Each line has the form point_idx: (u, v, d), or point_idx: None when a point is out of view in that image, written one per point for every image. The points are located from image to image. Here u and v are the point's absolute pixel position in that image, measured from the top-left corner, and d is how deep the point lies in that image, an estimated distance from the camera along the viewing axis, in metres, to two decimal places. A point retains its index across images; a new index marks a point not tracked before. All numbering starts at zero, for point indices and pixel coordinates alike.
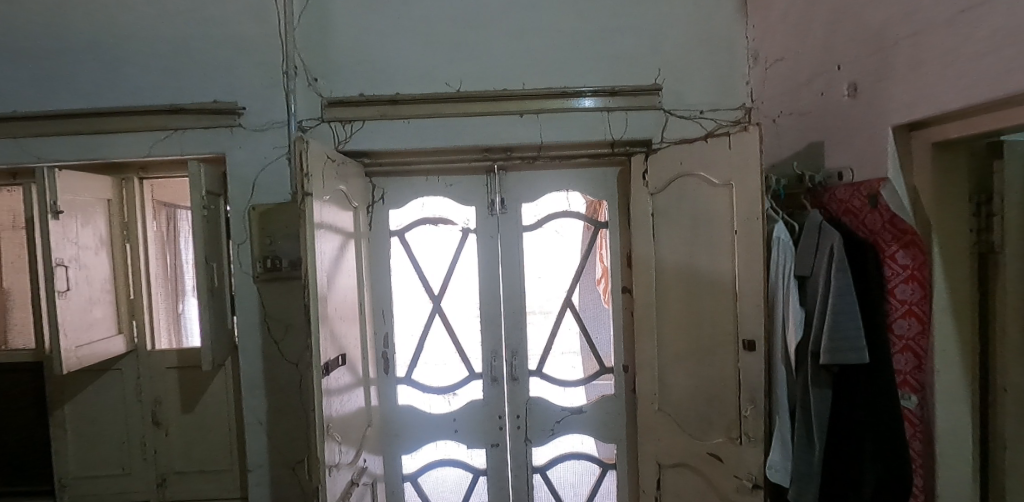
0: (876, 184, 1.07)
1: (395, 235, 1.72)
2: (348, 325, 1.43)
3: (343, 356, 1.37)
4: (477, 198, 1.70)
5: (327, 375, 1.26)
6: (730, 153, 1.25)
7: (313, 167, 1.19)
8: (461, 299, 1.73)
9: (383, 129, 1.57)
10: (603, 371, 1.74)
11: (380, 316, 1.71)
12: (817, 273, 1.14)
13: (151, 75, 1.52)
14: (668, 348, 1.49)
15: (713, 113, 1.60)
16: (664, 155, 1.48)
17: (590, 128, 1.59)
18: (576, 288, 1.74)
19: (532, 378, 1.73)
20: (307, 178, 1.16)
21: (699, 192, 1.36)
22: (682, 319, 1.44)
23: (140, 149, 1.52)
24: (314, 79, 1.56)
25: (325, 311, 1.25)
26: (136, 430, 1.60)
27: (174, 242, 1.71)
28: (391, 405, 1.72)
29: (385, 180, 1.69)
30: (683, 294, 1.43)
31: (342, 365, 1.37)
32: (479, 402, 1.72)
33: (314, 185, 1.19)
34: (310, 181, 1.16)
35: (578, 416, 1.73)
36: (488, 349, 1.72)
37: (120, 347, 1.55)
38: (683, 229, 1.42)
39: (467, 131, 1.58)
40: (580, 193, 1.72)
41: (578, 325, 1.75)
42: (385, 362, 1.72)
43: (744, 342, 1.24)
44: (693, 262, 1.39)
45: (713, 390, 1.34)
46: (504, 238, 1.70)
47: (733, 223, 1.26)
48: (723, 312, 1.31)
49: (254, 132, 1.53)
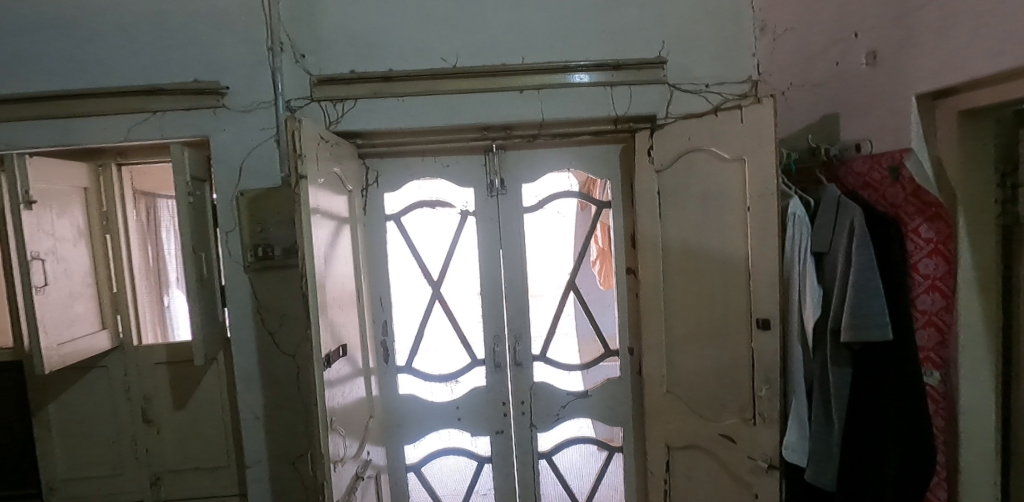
0: (899, 155, 1.04)
1: (391, 219, 1.65)
2: (345, 316, 1.37)
3: (343, 347, 1.32)
4: (476, 179, 1.64)
5: (328, 367, 1.21)
6: (742, 127, 1.20)
7: (307, 148, 1.11)
8: (461, 284, 1.68)
9: (376, 107, 1.48)
10: (608, 354, 1.70)
11: (379, 304, 1.65)
12: (836, 250, 1.11)
13: (125, 53, 1.42)
14: (677, 329, 1.45)
15: (720, 87, 1.53)
16: (672, 131, 1.42)
17: (592, 104, 1.53)
18: (580, 271, 1.70)
19: (536, 363, 1.69)
20: (301, 160, 1.08)
21: (710, 169, 1.31)
22: (691, 300, 1.40)
23: (117, 134, 1.42)
24: (302, 56, 1.46)
25: (323, 301, 1.19)
26: (127, 428, 1.54)
27: (155, 234, 1.64)
28: (392, 395, 1.66)
29: (379, 162, 1.61)
30: (692, 273, 1.39)
31: (342, 356, 1.32)
32: (482, 389, 1.68)
33: (308, 167, 1.11)
34: (304, 163, 1.09)
35: (583, 400, 1.69)
36: (490, 335, 1.67)
37: (105, 343, 1.47)
38: (692, 207, 1.38)
39: (465, 109, 1.51)
40: (572, 172, 1.66)
41: (582, 307, 1.70)
42: (385, 351, 1.65)
43: (758, 320, 1.20)
44: (703, 241, 1.35)
45: (725, 371, 1.32)
46: (505, 220, 1.64)
47: (746, 200, 1.22)
48: (736, 292, 1.27)
49: (239, 113, 1.44)
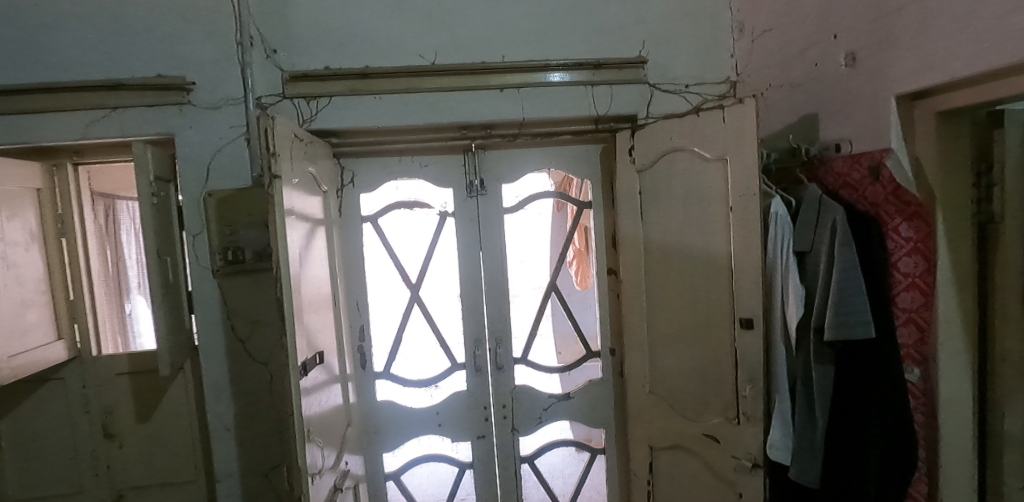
0: (880, 155, 1.05)
1: (367, 221, 1.60)
2: (320, 322, 1.32)
3: (319, 354, 1.27)
4: (455, 179, 1.60)
5: (304, 376, 1.16)
6: (725, 126, 1.20)
7: (279, 147, 1.04)
8: (441, 287, 1.64)
9: (353, 105, 1.44)
10: (590, 355, 1.69)
11: (355, 308, 1.59)
12: (819, 249, 1.12)
13: (82, 45, 1.33)
14: (659, 329, 1.44)
15: (699, 87, 1.53)
16: (653, 130, 1.41)
17: (574, 103, 1.51)
18: (561, 272, 1.68)
19: (518, 366, 1.66)
20: (274, 160, 1.01)
21: (692, 168, 1.30)
22: (674, 300, 1.39)
23: (73, 131, 1.34)
24: (273, 51, 1.41)
25: (298, 306, 1.13)
26: (84, 444, 1.44)
27: (114, 236, 1.61)
28: (370, 402, 1.61)
29: (355, 161, 1.56)
30: (675, 273, 1.38)
31: (320, 364, 1.28)
32: (464, 394, 1.64)
33: (282, 167, 1.05)
34: (278, 163, 1.02)
35: (566, 402, 1.66)
36: (471, 338, 1.63)
37: (61, 353, 1.38)
38: (674, 206, 1.37)
39: (444, 107, 1.47)
40: (547, 172, 1.64)
41: (563, 308, 1.69)
42: (363, 359, 1.60)
43: (741, 320, 1.20)
44: (686, 241, 1.34)
45: (708, 371, 1.31)
46: (485, 220, 1.61)
47: (728, 199, 1.21)
48: (719, 292, 1.27)
49: (206, 110, 1.38)
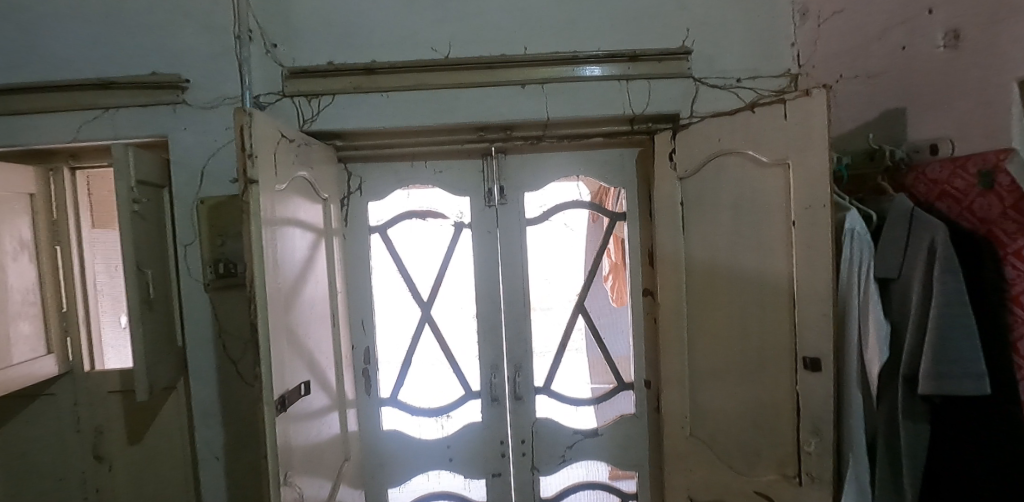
0: (997, 157, 0.84)
1: (376, 231, 1.46)
2: (313, 348, 1.18)
3: (304, 384, 1.10)
4: (472, 186, 1.45)
5: (286, 411, 1.00)
6: (789, 125, 1.00)
7: (260, 147, 0.92)
8: (455, 306, 1.49)
9: (357, 103, 1.30)
10: (622, 387, 1.50)
11: (360, 327, 1.46)
12: (909, 276, 0.92)
13: (76, 41, 1.25)
14: (703, 363, 1.25)
15: (754, 81, 1.32)
16: (698, 132, 1.23)
17: (605, 100, 1.33)
18: (590, 291, 1.50)
19: (539, 396, 1.49)
20: (252, 161, 0.89)
21: (744, 175, 1.11)
22: (722, 330, 1.19)
23: (66, 133, 1.26)
24: (273, 45, 1.29)
25: (280, 332, 1.00)
26: (75, 465, 1.36)
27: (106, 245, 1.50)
28: (375, 431, 1.47)
29: (362, 166, 1.43)
30: (722, 299, 1.18)
31: (303, 395, 1.09)
32: (478, 425, 1.48)
33: (264, 170, 0.93)
34: (257, 165, 0.90)
35: (594, 440, 1.49)
36: (487, 364, 1.47)
37: (52, 367, 1.30)
38: (723, 222, 1.17)
39: (458, 106, 1.32)
40: (590, 180, 1.46)
41: (591, 332, 1.51)
42: (367, 382, 1.46)
43: (804, 360, 1.00)
44: (738, 262, 1.14)
45: (762, 419, 1.10)
46: (505, 232, 1.45)
47: (789, 214, 1.01)
48: (778, 326, 1.06)
49: (201, 110, 1.27)
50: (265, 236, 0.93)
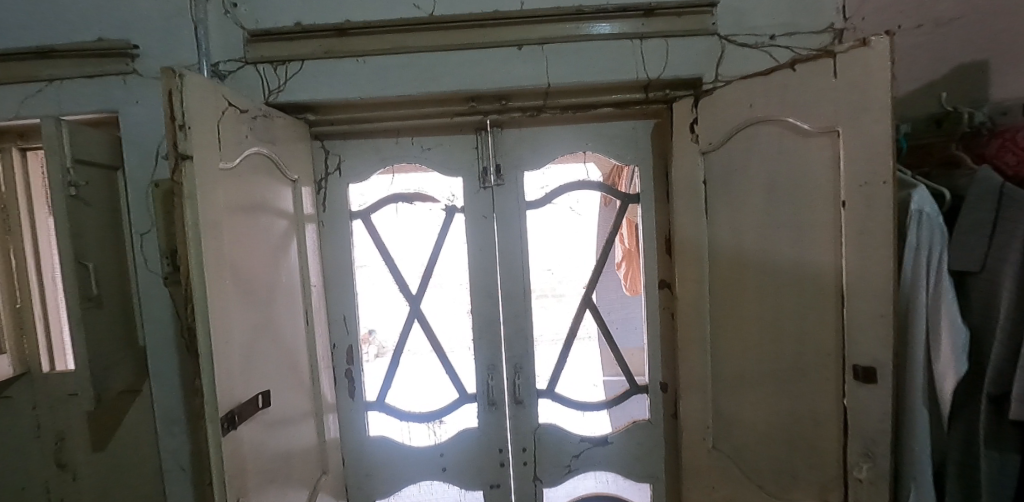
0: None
1: (358, 217, 1.31)
2: (272, 352, 1.03)
3: (263, 394, 0.96)
4: (465, 166, 1.29)
5: (237, 428, 0.88)
6: (842, 86, 0.82)
7: (198, 119, 0.82)
8: (448, 300, 1.34)
9: (330, 71, 1.14)
10: (635, 391, 1.35)
11: (342, 324, 1.32)
12: (995, 270, 0.76)
13: (11, 3, 1.10)
14: (728, 366, 1.09)
15: (791, 38, 1.13)
16: (724, 97, 1.05)
17: (615, 63, 1.15)
18: (598, 283, 1.34)
19: (541, 400, 1.35)
20: (183, 133, 0.79)
21: (782, 147, 0.93)
22: (752, 329, 1.03)
23: (5, 109, 1.11)
24: (233, 5, 1.13)
25: (226, 338, 0.86)
26: (38, 474, 1.25)
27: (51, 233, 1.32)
28: (362, 438, 1.34)
29: (341, 144, 1.28)
30: (752, 294, 1.02)
31: (262, 407, 0.97)
32: (473, 432, 1.34)
33: (201, 146, 0.82)
34: (191, 139, 0.80)
35: (603, 448, 1.35)
36: (483, 365, 1.33)
37: (4, 371, 1.17)
38: (755, 204, 1.00)
39: (444, 72, 1.14)
40: (602, 158, 1.30)
41: (599, 328, 1.36)
42: (351, 384, 1.33)
43: (854, 369, 0.84)
44: (771, 252, 0.97)
45: (798, 434, 0.95)
46: (502, 218, 1.29)
47: (840, 193, 0.84)
48: (823, 328, 0.89)
49: (154, 81, 1.12)
50: (207, 227, 0.82)
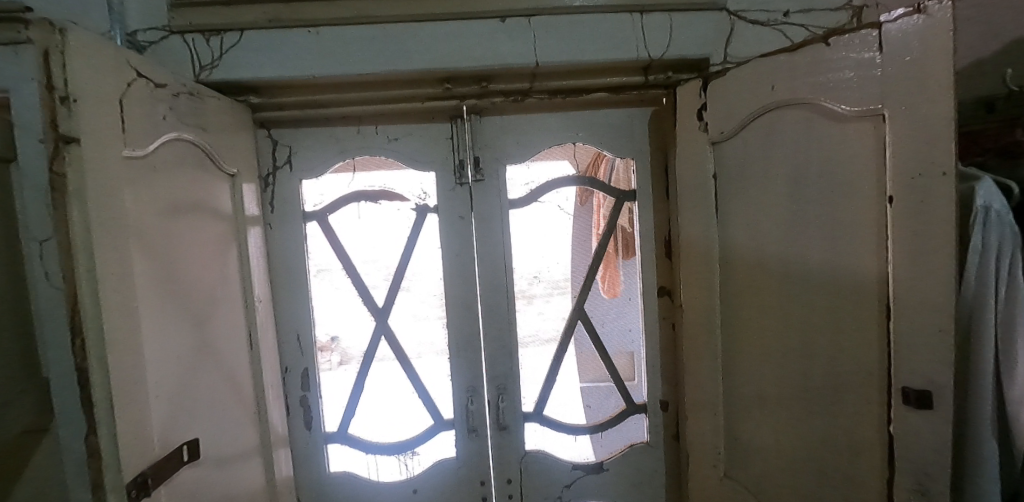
0: None
1: (313, 218, 1.13)
2: (204, 386, 0.84)
3: (187, 445, 0.77)
4: (439, 159, 1.12)
5: (153, 493, 0.68)
6: (893, 61, 0.69)
7: (89, 91, 0.61)
8: (419, 313, 1.16)
9: (275, 43, 0.95)
10: (633, 412, 1.20)
11: (296, 343, 1.14)
12: None
13: None
14: (743, 387, 0.96)
15: (806, 15, 0.99)
16: (739, 78, 0.90)
17: (612, 38, 0.99)
18: (590, 292, 1.18)
19: (528, 425, 1.19)
20: (67, 110, 0.58)
21: (811, 135, 0.80)
22: (772, 347, 0.89)
23: None
24: None
25: (135, 377, 0.66)
26: None
27: None
28: (321, 474, 1.16)
29: (292, 133, 1.11)
30: (772, 306, 0.88)
31: (186, 461, 0.77)
32: (451, 463, 1.17)
33: (94, 127, 0.62)
34: (80, 118, 0.60)
35: (597, 477, 1.19)
36: (463, 387, 1.16)
37: None
38: (776, 202, 0.86)
39: (413, 47, 0.96)
40: (585, 146, 1.14)
41: (592, 342, 1.20)
42: (307, 413, 1.15)
43: (904, 394, 0.71)
44: (794, 259, 0.84)
45: (832, 468, 0.82)
46: (482, 219, 1.12)
47: (885, 187, 0.71)
48: (863, 347, 0.76)
49: None
50: (103, 234, 0.62)
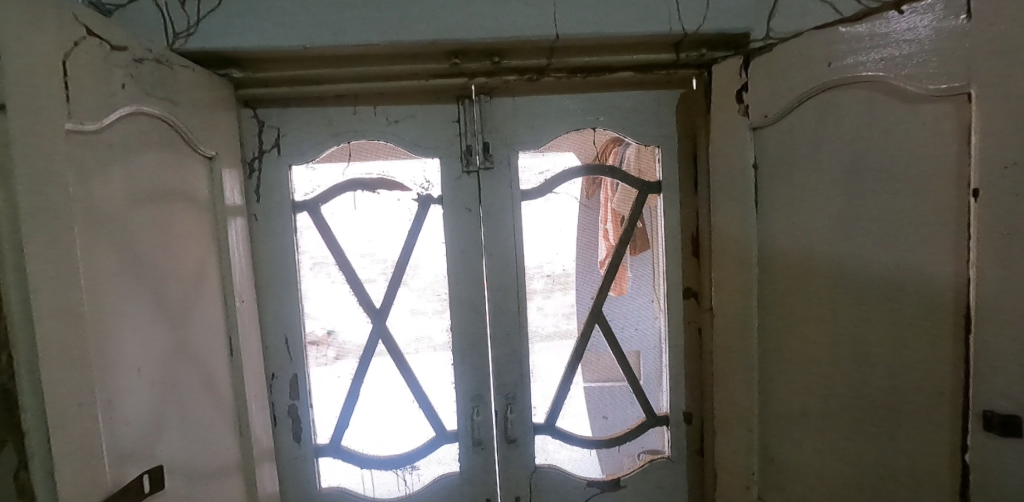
0: None
1: (303, 209, 1.02)
2: (177, 399, 0.73)
3: (153, 471, 0.66)
4: (444, 144, 1.01)
5: None
6: None
7: (22, 47, 0.49)
8: (420, 314, 1.06)
9: (259, 8, 0.84)
10: (653, 424, 1.10)
11: (284, 347, 1.03)
12: None
13: None
14: (783, 402, 0.86)
15: None
16: (785, 55, 0.80)
17: (642, 9, 0.87)
18: (609, 294, 1.08)
19: (539, 438, 1.09)
20: None
21: (874, 119, 0.70)
22: (818, 359, 0.80)
23: None
24: None
25: (86, 397, 0.55)
26: None
27: None
28: (312, 490, 1.06)
29: (279, 113, 1.00)
30: (819, 314, 0.79)
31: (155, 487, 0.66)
32: (454, 478, 1.08)
33: (26, 92, 0.49)
34: (8, 80, 0.48)
35: (613, 494, 1.09)
36: (468, 395, 1.06)
37: None
38: (830, 197, 0.76)
39: (416, 14, 0.85)
40: (603, 131, 1.03)
41: (610, 348, 1.09)
42: (297, 422, 1.05)
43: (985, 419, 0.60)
44: (849, 261, 0.74)
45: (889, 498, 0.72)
46: (491, 212, 1.02)
47: (969, 179, 0.60)
48: (933, 365, 0.66)
49: None
50: (37, 226, 0.50)
